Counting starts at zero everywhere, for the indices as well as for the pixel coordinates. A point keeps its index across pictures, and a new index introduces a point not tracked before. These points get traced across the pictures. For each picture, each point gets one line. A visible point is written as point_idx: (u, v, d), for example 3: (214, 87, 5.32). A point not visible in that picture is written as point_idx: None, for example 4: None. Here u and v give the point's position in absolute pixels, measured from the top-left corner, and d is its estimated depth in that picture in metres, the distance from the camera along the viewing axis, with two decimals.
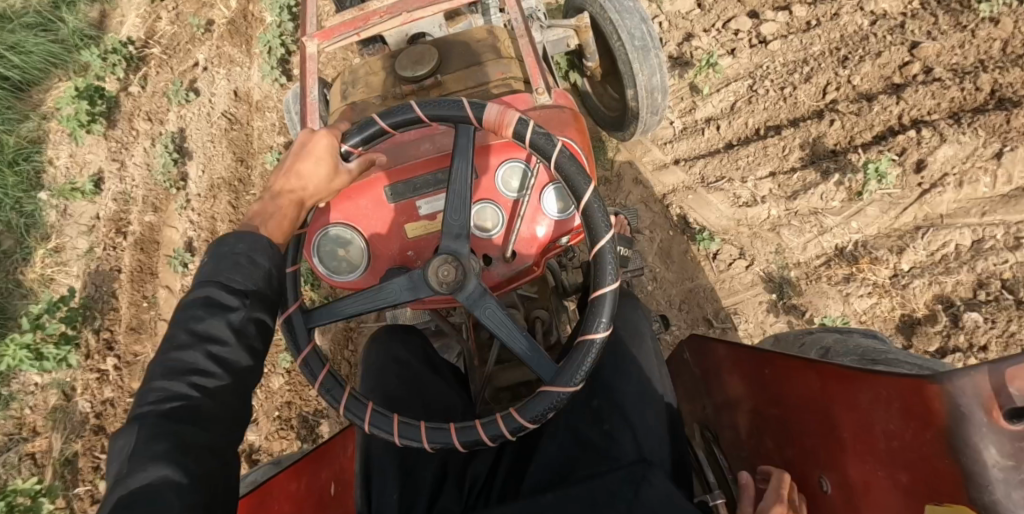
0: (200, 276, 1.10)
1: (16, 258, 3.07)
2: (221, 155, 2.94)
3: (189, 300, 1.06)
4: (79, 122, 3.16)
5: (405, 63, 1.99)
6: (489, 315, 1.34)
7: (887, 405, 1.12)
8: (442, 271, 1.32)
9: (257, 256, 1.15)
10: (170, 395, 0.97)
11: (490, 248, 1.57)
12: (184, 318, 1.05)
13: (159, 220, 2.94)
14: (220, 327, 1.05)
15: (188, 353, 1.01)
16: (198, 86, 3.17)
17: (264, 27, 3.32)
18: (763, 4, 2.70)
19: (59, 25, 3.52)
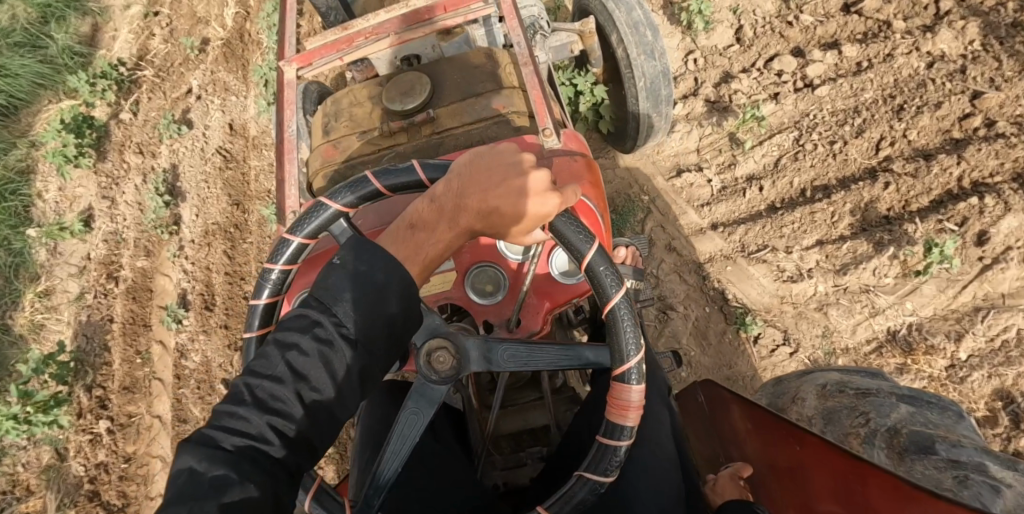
0: (319, 292, 0.92)
1: (5, 301, 2.93)
2: (216, 197, 2.72)
3: (300, 315, 0.91)
4: (66, 157, 3.02)
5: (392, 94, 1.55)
6: (410, 421, 1.05)
7: None
8: (437, 356, 1.04)
9: (393, 290, 0.92)
10: (246, 432, 0.82)
11: (492, 314, 1.25)
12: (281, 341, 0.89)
13: (151, 265, 2.75)
14: (320, 371, 0.87)
15: (279, 387, 0.85)
16: (190, 117, 2.96)
17: (261, 50, 3.09)
18: (808, 41, 2.45)
19: (47, 42, 3.44)
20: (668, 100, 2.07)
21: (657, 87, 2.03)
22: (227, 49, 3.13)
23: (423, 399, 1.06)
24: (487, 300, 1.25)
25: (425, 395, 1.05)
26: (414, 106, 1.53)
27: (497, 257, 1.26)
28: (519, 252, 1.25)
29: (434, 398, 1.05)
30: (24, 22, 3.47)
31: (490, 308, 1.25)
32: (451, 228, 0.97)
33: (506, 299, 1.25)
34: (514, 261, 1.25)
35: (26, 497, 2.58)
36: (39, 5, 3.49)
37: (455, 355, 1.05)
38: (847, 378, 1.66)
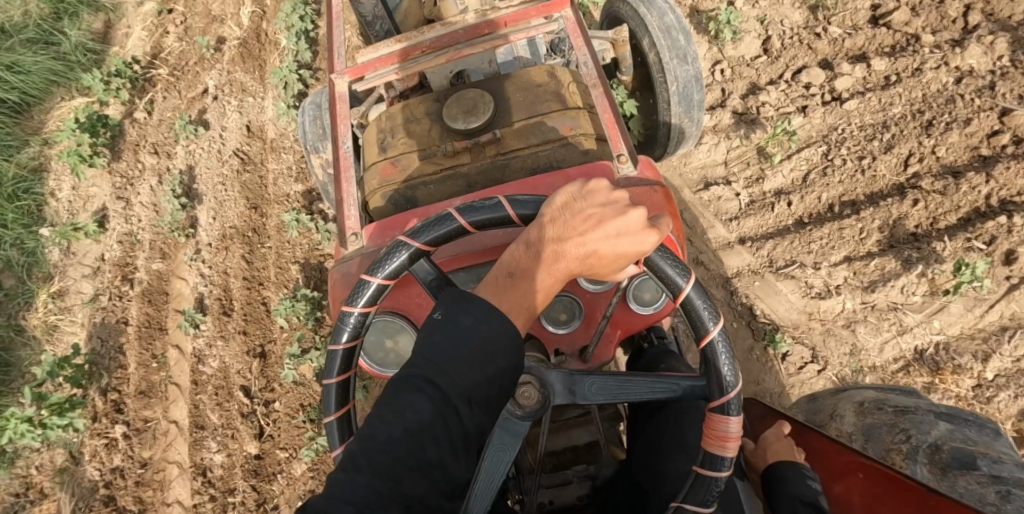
0: (423, 351, 0.94)
1: (18, 301, 2.92)
2: (234, 200, 2.69)
3: (410, 376, 0.92)
4: (80, 157, 2.99)
5: (455, 114, 1.61)
6: (496, 458, 1.07)
7: None
8: (524, 392, 1.10)
9: (498, 351, 0.94)
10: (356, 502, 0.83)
11: (564, 342, 1.27)
12: (394, 405, 0.90)
13: (167, 268, 2.73)
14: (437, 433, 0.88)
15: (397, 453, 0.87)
16: (207, 118, 2.93)
17: (279, 51, 3.06)
18: (836, 53, 2.43)
19: (60, 39, 3.45)
20: (700, 106, 2.07)
21: (687, 86, 2.02)
22: (245, 49, 3.11)
23: (508, 434, 1.09)
24: (562, 329, 1.26)
25: (510, 430, 1.08)
26: (479, 125, 1.60)
27: (575, 286, 1.27)
28: (598, 283, 1.26)
29: (519, 433, 1.08)
30: (37, 18, 3.48)
31: (564, 337, 1.27)
32: (553, 273, 0.98)
33: (581, 328, 1.27)
34: (592, 292, 1.27)
35: (39, 500, 2.56)
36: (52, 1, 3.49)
37: (541, 390, 1.10)
38: (884, 396, 1.62)
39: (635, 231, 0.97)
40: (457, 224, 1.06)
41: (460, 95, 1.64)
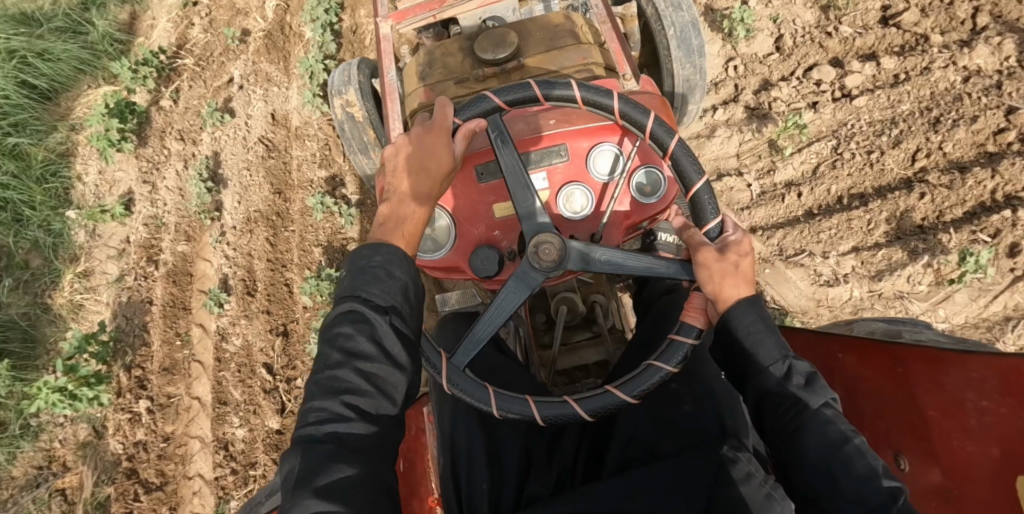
0: (347, 289, 1.25)
1: (45, 281, 3.00)
2: (258, 186, 2.77)
3: (338, 312, 1.24)
4: (109, 142, 3.08)
5: (487, 46, 2.05)
6: (508, 296, 1.42)
7: (978, 388, 1.39)
8: (544, 248, 1.39)
9: (395, 265, 1.27)
10: (326, 416, 1.16)
11: (579, 229, 1.67)
12: (335, 340, 1.21)
13: (192, 250, 2.80)
14: (364, 342, 1.20)
15: (343, 372, 1.19)
16: (232, 106, 3.01)
17: (303, 43, 3.13)
18: (847, 52, 2.51)
19: (88, 29, 3.52)
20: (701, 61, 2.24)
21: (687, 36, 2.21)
22: (270, 40, 3.20)
23: (523, 284, 1.42)
24: (578, 216, 1.67)
25: (530, 279, 1.41)
26: (507, 54, 2.03)
27: (587, 180, 1.68)
28: (604, 174, 1.68)
29: (533, 281, 1.41)
30: (66, 8, 3.56)
31: (579, 222, 1.67)
32: (416, 195, 1.38)
33: (592, 216, 1.67)
34: (600, 184, 1.68)
35: (63, 473, 2.63)
36: None
37: (558, 252, 1.40)
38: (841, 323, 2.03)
39: (426, 139, 1.40)
40: (494, 103, 1.44)
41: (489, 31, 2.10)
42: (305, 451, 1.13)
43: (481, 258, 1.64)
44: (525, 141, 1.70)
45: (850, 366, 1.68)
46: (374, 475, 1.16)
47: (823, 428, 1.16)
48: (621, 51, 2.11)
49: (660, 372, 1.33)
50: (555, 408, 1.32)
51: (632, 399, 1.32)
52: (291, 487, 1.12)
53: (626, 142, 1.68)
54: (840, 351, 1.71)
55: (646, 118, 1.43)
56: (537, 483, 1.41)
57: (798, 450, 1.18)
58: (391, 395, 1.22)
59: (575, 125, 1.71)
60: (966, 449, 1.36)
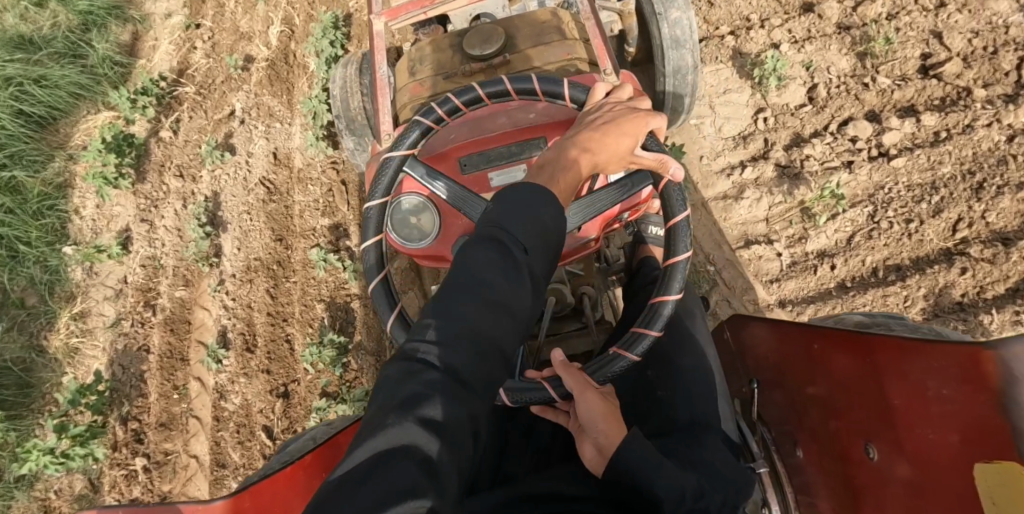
0: (490, 218, 1.11)
1: (41, 321, 2.92)
2: (259, 231, 2.65)
3: (477, 237, 1.09)
4: (106, 179, 2.98)
5: (473, 42, 2.30)
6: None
7: (939, 374, 1.23)
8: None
9: (543, 211, 1.13)
10: (438, 340, 0.98)
11: None
12: (467, 261, 1.06)
13: (190, 297, 2.70)
14: (497, 271, 1.04)
15: (468, 297, 1.02)
16: (233, 143, 2.89)
17: (307, 75, 3.00)
18: (884, 105, 2.35)
19: (89, 52, 3.46)
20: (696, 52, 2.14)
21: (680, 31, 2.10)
22: (274, 71, 3.09)
23: None
24: None
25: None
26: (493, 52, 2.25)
27: None
28: None
29: None
30: (66, 30, 3.50)
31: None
32: (584, 159, 1.30)
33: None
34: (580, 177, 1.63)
35: None
36: (81, 13, 3.51)
37: None
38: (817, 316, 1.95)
39: (631, 118, 1.35)
40: (478, 94, 1.50)
41: (477, 28, 2.31)
42: (410, 371, 0.95)
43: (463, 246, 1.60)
44: (502, 133, 1.68)
45: (835, 365, 1.49)
46: (473, 418, 0.96)
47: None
48: (603, 47, 2.25)
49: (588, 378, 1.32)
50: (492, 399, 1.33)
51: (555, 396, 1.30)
52: (384, 405, 0.93)
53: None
54: (811, 342, 1.56)
55: (651, 139, 1.43)
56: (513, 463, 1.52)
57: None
58: (508, 330, 1.03)
59: (553, 115, 1.69)
60: (926, 436, 1.24)
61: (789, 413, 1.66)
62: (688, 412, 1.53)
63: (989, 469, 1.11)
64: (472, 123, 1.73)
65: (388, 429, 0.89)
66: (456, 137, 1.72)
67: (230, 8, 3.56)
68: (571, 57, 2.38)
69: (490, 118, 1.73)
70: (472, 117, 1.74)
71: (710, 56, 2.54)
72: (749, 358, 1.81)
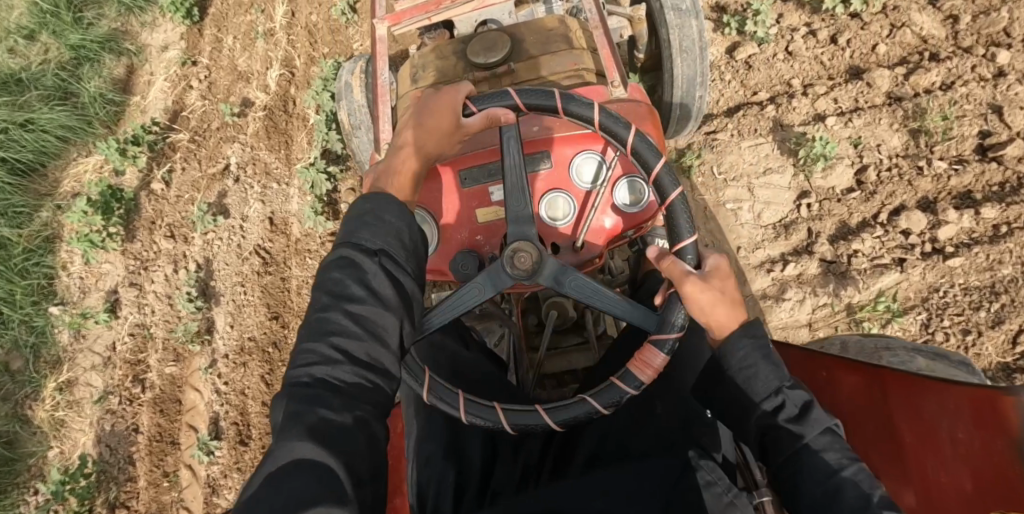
0: (343, 236, 1.20)
1: (26, 390, 2.76)
2: (253, 307, 2.48)
3: (331, 260, 1.19)
4: (91, 242, 2.81)
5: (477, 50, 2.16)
6: (468, 291, 1.37)
7: (954, 414, 1.15)
8: (518, 257, 1.35)
9: (387, 211, 1.21)
10: (314, 358, 1.09)
11: (558, 237, 1.58)
12: (324, 291, 1.15)
13: (181, 373, 2.54)
14: (355, 285, 1.14)
15: (331, 314, 1.12)
16: (227, 205, 2.69)
17: (306, 129, 2.78)
18: (939, 191, 2.13)
19: (78, 88, 3.41)
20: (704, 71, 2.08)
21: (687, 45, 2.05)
22: (272, 122, 2.88)
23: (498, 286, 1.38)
24: (556, 224, 1.58)
25: (500, 280, 1.38)
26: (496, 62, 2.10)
27: (569, 187, 1.58)
28: (586, 182, 1.57)
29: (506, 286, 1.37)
30: (57, 65, 3.48)
31: (560, 231, 1.58)
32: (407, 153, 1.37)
33: (572, 225, 1.58)
34: (583, 193, 1.58)
35: None
36: (72, 47, 3.50)
37: (534, 255, 1.35)
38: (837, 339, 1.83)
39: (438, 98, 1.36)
40: (475, 113, 1.37)
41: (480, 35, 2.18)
42: (294, 403, 1.05)
43: (463, 263, 1.56)
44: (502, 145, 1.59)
45: (842, 393, 1.35)
46: (362, 423, 1.07)
47: (832, 459, 1.08)
48: (613, 57, 2.04)
49: (587, 409, 1.29)
50: (522, 416, 1.29)
51: (553, 425, 1.29)
52: (279, 433, 1.04)
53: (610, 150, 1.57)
54: (817, 369, 1.42)
55: (655, 163, 1.32)
56: (500, 473, 1.44)
57: (800, 490, 1.09)
58: (385, 333, 1.14)
59: (556, 128, 1.58)
60: (934, 478, 1.14)
61: None
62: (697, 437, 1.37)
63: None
64: (471, 133, 1.63)
65: (288, 450, 1.00)
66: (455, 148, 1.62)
67: (228, 45, 3.45)
68: (579, 68, 2.17)
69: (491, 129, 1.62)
70: (471, 127, 1.63)
71: (749, 128, 2.31)
72: None
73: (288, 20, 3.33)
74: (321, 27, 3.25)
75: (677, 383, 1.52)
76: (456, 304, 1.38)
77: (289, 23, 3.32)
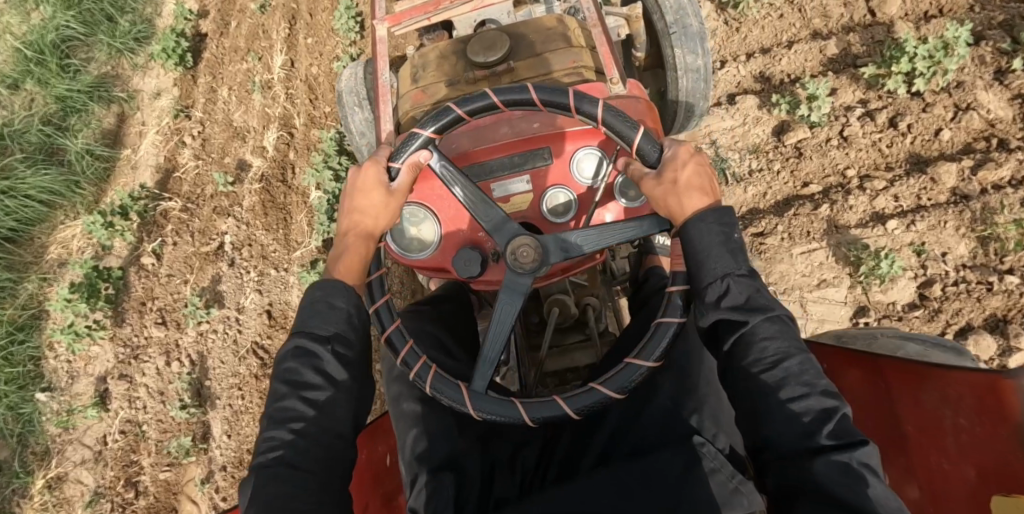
0: (300, 326, 1.30)
1: (14, 486, 2.61)
2: (253, 413, 2.31)
3: (288, 349, 1.28)
4: (76, 333, 2.63)
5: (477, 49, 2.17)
6: (504, 309, 1.30)
7: (956, 403, 1.20)
8: (521, 251, 1.29)
9: (336, 294, 1.30)
10: (273, 442, 1.19)
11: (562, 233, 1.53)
12: (279, 382, 1.25)
13: (177, 477, 2.38)
14: (309, 372, 1.24)
15: (288, 401, 1.22)
16: (222, 292, 2.50)
17: (306, 211, 2.57)
18: (1011, 308, 1.92)
19: (65, 144, 3.23)
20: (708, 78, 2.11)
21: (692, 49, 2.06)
22: (269, 195, 2.66)
23: (514, 292, 1.31)
24: (560, 220, 1.52)
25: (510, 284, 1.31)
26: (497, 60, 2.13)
27: (570, 182, 1.52)
28: (588, 176, 1.51)
29: (523, 288, 1.30)
30: (42, 118, 3.29)
31: (562, 226, 1.52)
32: (356, 233, 1.37)
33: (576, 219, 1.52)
34: (584, 186, 1.51)
35: None
36: (59, 99, 3.32)
37: (538, 249, 1.29)
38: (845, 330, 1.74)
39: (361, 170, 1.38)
40: (455, 115, 1.34)
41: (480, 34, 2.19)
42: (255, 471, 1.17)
43: (464, 260, 1.47)
44: (501, 142, 1.55)
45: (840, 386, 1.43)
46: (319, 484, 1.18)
47: (794, 407, 1.06)
48: (613, 51, 1.92)
49: (602, 396, 1.20)
50: (543, 409, 1.20)
51: (573, 414, 1.20)
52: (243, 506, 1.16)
53: (610, 145, 1.51)
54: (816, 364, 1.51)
55: (633, 132, 1.29)
56: (502, 486, 1.29)
57: (765, 435, 1.08)
58: (335, 416, 1.24)
59: (560, 124, 1.53)
60: (937, 465, 1.17)
61: None
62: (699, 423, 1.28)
63: (1006, 502, 1.03)
64: (473, 131, 1.57)
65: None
66: (456, 144, 1.57)
67: (222, 97, 3.22)
68: (578, 66, 2.26)
69: (492, 127, 1.57)
70: (474, 125, 1.57)
71: (801, 232, 2.11)
72: None
73: (287, 72, 3.11)
74: (322, 82, 3.03)
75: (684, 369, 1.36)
76: (496, 329, 1.30)
77: (288, 76, 3.10)
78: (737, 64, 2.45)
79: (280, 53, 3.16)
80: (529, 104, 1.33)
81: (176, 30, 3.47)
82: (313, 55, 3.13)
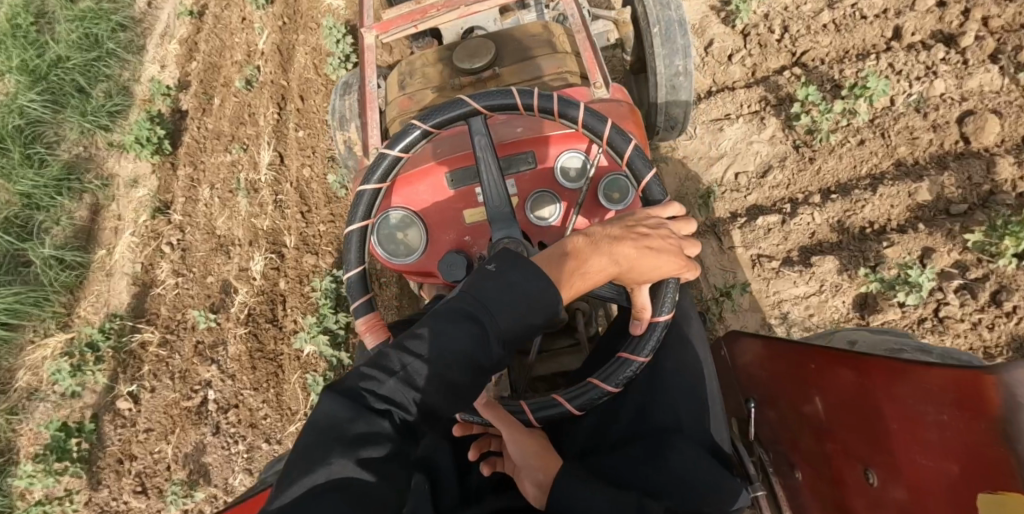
0: (475, 287, 1.07)
1: None
2: None
3: (457, 302, 1.06)
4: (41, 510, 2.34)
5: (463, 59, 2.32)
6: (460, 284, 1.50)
7: (937, 399, 1.08)
8: (502, 249, 1.40)
9: (535, 295, 1.07)
10: (385, 392, 1.00)
11: (546, 236, 1.61)
12: (431, 331, 1.03)
13: None
14: (461, 339, 1.02)
15: (421, 357, 1.02)
16: (209, 466, 2.27)
17: (300, 374, 2.30)
18: None
19: (28, 247, 2.93)
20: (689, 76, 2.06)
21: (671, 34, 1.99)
22: (258, 344, 2.37)
23: None
24: (544, 222, 1.60)
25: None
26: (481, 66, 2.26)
27: (553, 186, 1.63)
28: (571, 178, 1.63)
29: None
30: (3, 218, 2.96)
31: (547, 228, 1.60)
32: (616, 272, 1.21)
33: (559, 223, 1.61)
34: (568, 189, 1.62)
35: None
36: (23, 194, 3.01)
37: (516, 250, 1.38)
38: (831, 332, 1.86)
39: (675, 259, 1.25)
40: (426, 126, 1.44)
41: (464, 45, 2.34)
42: (361, 409, 0.98)
43: (448, 263, 1.56)
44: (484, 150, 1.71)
45: (832, 381, 1.35)
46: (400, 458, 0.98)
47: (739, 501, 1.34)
48: (594, 58, 2.11)
49: (599, 391, 1.31)
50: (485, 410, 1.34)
51: (573, 411, 1.33)
52: (324, 429, 0.97)
53: (592, 150, 1.65)
54: (809, 360, 1.42)
55: (626, 144, 1.40)
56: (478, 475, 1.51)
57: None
58: (452, 401, 1.03)
59: (544, 130, 1.67)
60: (918, 462, 1.12)
61: (786, 431, 1.54)
62: (673, 418, 1.46)
63: (992, 501, 0.96)
64: (456, 138, 1.77)
65: (330, 464, 0.94)
66: (441, 153, 1.76)
67: (203, 197, 2.84)
68: (563, 71, 2.41)
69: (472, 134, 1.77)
70: (454, 132, 1.77)
71: None
72: (752, 379, 1.68)
73: (275, 178, 2.71)
74: (315, 188, 2.63)
75: (660, 365, 1.53)
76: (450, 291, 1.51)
77: (276, 179, 2.71)
78: (812, 210, 2.06)
79: (266, 148, 2.78)
80: (514, 109, 1.44)
81: (153, 114, 3.15)
82: (304, 152, 2.75)
